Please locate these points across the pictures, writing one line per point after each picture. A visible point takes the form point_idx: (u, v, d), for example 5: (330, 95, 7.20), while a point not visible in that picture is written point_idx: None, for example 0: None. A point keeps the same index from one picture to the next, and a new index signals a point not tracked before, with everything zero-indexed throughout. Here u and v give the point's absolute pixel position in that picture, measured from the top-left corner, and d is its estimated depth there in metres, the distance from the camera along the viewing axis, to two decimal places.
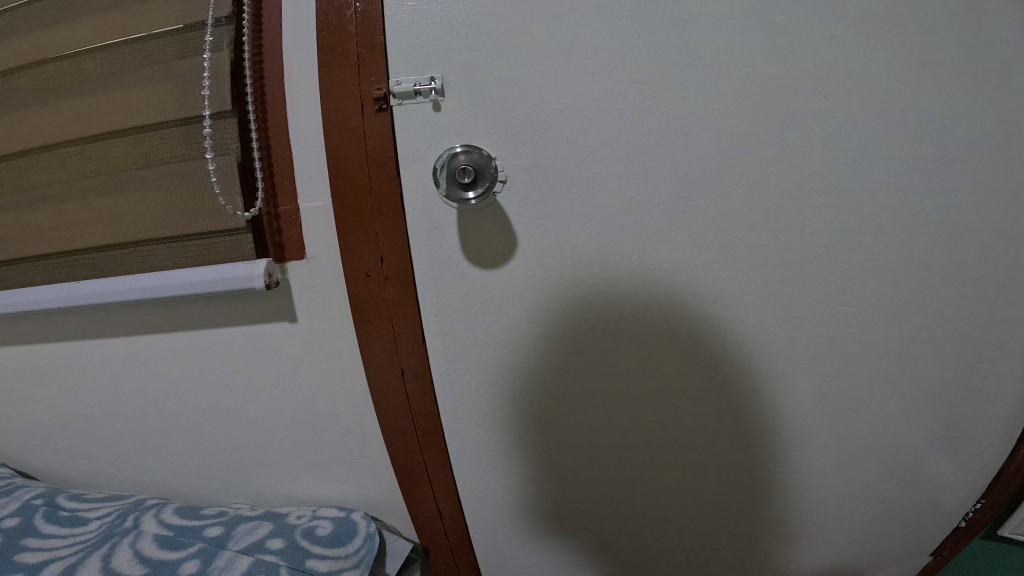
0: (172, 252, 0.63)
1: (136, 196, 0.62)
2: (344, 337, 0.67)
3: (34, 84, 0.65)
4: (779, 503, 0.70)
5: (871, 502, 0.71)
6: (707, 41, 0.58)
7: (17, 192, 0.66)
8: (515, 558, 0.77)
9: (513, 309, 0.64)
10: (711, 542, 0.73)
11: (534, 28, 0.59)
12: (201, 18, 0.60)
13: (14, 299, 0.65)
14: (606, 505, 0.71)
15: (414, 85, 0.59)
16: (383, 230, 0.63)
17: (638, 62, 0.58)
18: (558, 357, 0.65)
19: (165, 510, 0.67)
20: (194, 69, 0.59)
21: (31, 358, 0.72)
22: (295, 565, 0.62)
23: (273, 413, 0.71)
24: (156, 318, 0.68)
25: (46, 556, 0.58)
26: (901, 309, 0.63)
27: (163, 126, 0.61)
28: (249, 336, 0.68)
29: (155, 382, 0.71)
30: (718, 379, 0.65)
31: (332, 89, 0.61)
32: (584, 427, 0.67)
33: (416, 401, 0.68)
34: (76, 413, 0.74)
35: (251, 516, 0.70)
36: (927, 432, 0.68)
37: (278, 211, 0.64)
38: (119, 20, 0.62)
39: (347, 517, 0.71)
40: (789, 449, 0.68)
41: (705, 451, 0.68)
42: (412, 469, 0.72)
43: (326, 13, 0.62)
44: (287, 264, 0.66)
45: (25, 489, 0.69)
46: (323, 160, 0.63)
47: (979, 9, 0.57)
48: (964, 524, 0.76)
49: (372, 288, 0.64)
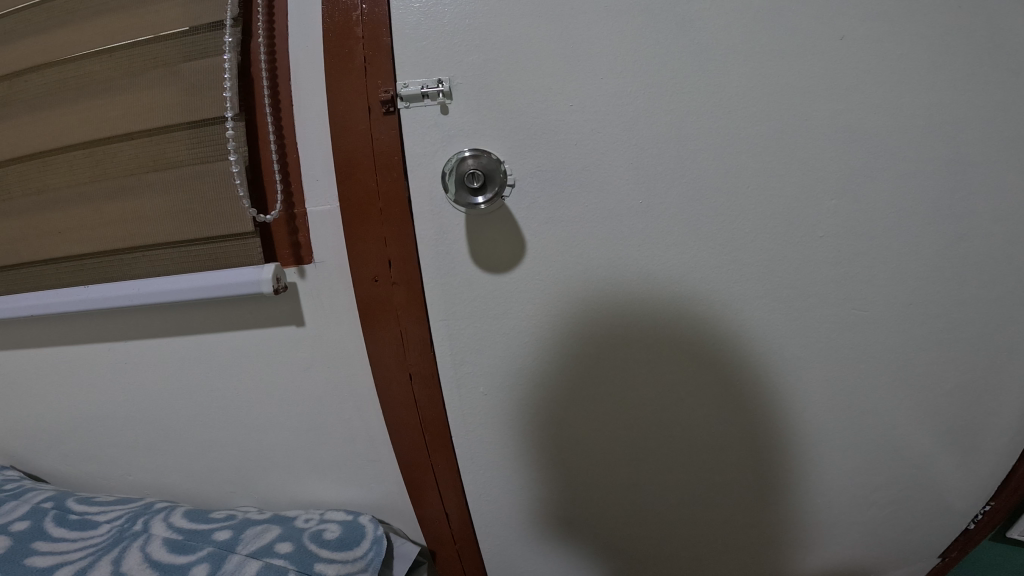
0: (180, 257, 0.63)
1: (144, 201, 0.62)
2: (352, 340, 0.67)
3: (41, 87, 0.65)
4: (789, 508, 0.70)
5: (881, 506, 0.71)
6: (719, 41, 0.57)
7: (24, 196, 0.66)
8: (521, 561, 0.77)
9: (521, 313, 0.63)
10: (720, 546, 0.73)
11: (541, 30, 0.58)
12: (207, 20, 0.59)
13: (23, 304, 0.65)
14: (613, 509, 0.71)
15: (422, 88, 0.58)
16: (391, 233, 0.63)
17: (648, 62, 0.58)
18: (567, 362, 0.65)
19: (175, 514, 0.67)
20: (202, 72, 0.59)
21: (40, 362, 0.72)
22: (303, 568, 0.62)
23: (280, 416, 0.71)
24: (164, 322, 0.68)
25: (56, 560, 0.58)
26: (914, 312, 0.62)
27: (170, 130, 0.60)
28: (257, 340, 0.68)
29: (162, 385, 0.71)
30: (729, 383, 0.64)
31: (339, 91, 0.61)
32: (593, 432, 0.67)
33: (424, 404, 0.68)
34: (84, 416, 0.74)
35: (259, 520, 0.70)
36: (938, 436, 0.67)
37: (287, 214, 0.64)
38: (126, 21, 0.62)
39: (354, 521, 0.72)
40: (799, 454, 0.67)
41: (714, 455, 0.67)
42: (419, 473, 0.72)
43: (332, 15, 0.61)
44: (295, 267, 0.65)
45: (35, 493, 0.69)
46: (330, 163, 0.63)
47: (994, 7, 0.56)
48: (973, 527, 0.76)
49: (380, 291, 0.64)
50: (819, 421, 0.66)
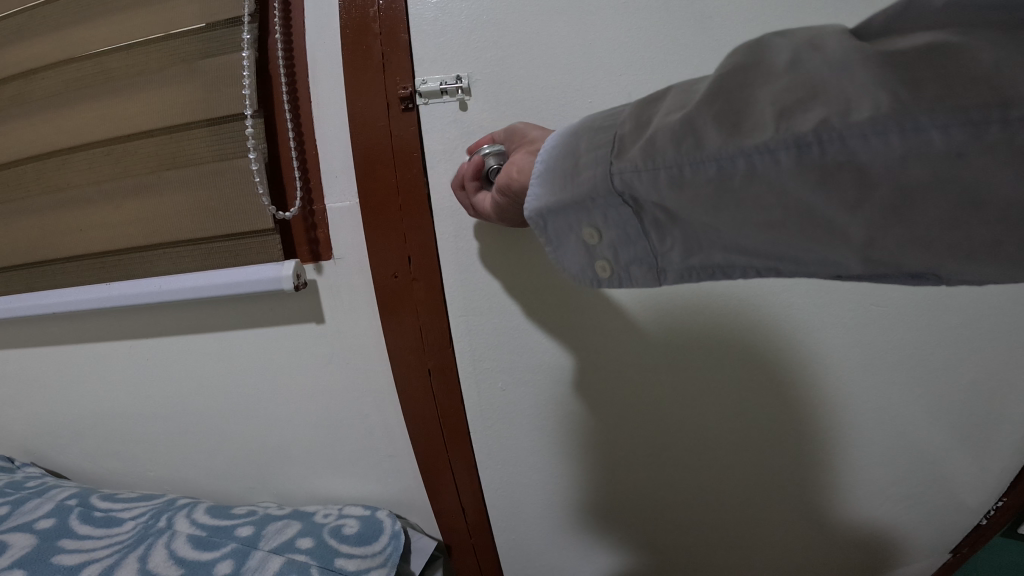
0: (203, 254, 0.63)
1: (166, 198, 0.62)
2: (371, 337, 0.67)
3: (61, 85, 0.65)
4: (804, 503, 0.71)
5: (896, 499, 0.71)
6: (743, 36, 0.57)
7: (44, 194, 0.66)
8: (538, 555, 0.78)
9: (538, 309, 0.64)
10: (734, 541, 0.74)
11: (561, 27, 0.58)
12: (223, 16, 0.59)
13: (45, 301, 0.65)
14: (625, 499, 0.72)
15: (440, 85, 0.58)
16: (410, 230, 0.63)
17: (671, 59, 0.57)
18: (583, 358, 0.65)
19: (197, 510, 0.68)
20: (222, 69, 0.59)
21: (62, 359, 0.73)
22: (325, 564, 0.63)
23: (299, 412, 0.72)
24: (184, 319, 0.68)
25: (84, 556, 0.58)
26: (934, 309, 0.62)
27: (192, 127, 0.60)
28: (276, 336, 0.68)
29: (182, 381, 0.71)
30: (743, 380, 0.65)
31: (358, 88, 0.61)
32: (608, 427, 0.68)
33: (443, 400, 0.68)
34: (105, 412, 0.74)
35: (280, 516, 0.71)
36: (953, 431, 0.68)
37: (311, 210, 0.64)
38: (144, 16, 0.61)
39: (372, 516, 0.72)
40: (814, 448, 0.68)
41: (729, 447, 0.69)
42: (437, 468, 0.72)
43: (349, 10, 0.60)
44: (322, 264, 0.65)
45: (58, 490, 0.69)
46: (349, 160, 0.63)
47: None
48: (985, 523, 0.74)
49: (399, 287, 0.64)
50: (834, 414, 0.67)
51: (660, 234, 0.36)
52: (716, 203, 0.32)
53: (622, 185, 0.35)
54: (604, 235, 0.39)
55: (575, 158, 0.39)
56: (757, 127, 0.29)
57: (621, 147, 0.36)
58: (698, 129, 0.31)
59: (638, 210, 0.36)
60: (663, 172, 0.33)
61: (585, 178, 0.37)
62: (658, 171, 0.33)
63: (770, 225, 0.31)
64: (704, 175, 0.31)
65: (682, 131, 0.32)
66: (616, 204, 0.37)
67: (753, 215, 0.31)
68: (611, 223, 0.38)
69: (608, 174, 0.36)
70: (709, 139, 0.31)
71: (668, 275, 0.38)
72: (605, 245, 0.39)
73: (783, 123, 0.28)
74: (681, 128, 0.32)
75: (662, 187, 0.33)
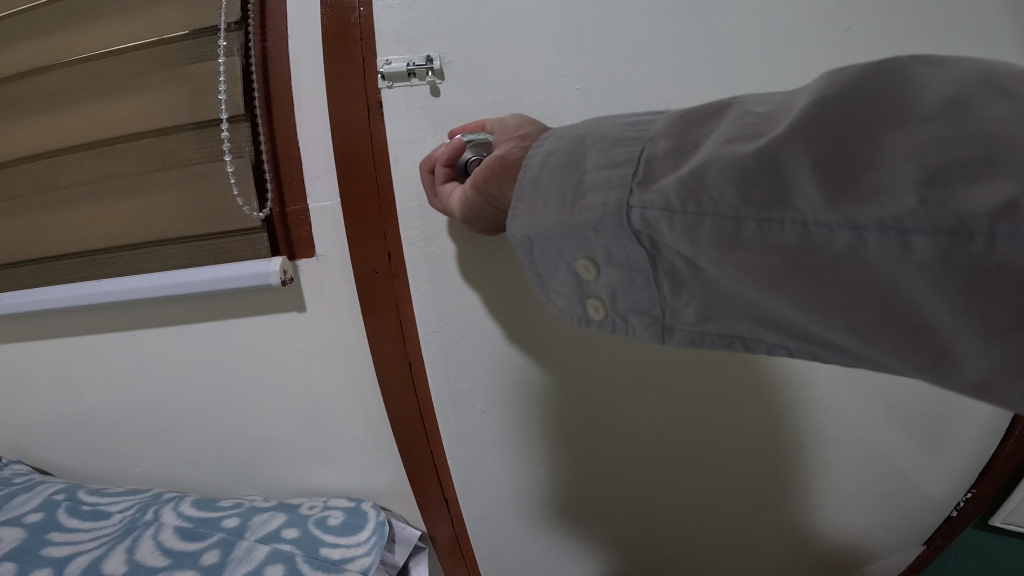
0: (190, 253, 0.65)
1: (154, 198, 0.64)
2: (354, 330, 0.70)
3: (50, 88, 0.66)
4: (776, 492, 0.74)
5: (860, 484, 0.74)
6: (705, 43, 0.61)
7: (33, 194, 0.68)
8: (519, 546, 0.79)
9: (526, 314, 0.66)
10: (710, 531, 0.77)
11: (534, 34, 0.61)
12: (210, 23, 0.61)
13: (36, 298, 0.67)
14: (616, 502, 0.75)
15: (408, 66, 0.61)
16: (390, 228, 0.65)
17: (640, 66, 0.61)
18: (562, 355, 0.68)
19: (184, 503, 0.69)
20: (209, 74, 0.61)
21: (49, 356, 0.74)
22: (310, 553, 0.65)
23: (284, 405, 0.74)
24: (171, 314, 0.70)
25: (71, 549, 0.59)
26: None
27: (181, 131, 0.63)
28: (260, 331, 0.70)
29: (170, 376, 0.73)
30: (715, 372, 0.68)
31: (338, 91, 0.63)
32: (587, 420, 0.71)
33: (423, 391, 0.71)
34: (93, 409, 0.76)
35: (266, 508, 0.72)
36: (911, 417, 0.71)
37: (292, 209, 0.66)
38: (132, 22, 0.63)
39: (356, 508, 0.75)
40: (790, 446, 0.72)
41: (708, 446, 0.72)
42: (419, 459, 0.75)
43: (331, 18, 0.63)
44: (298, 262, 0.67)
45: (46, 485, 0.70)
46: (330, 160, 0.65)
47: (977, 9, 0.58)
48: (954, 514, 0.78)
49: (380, 283, 0.67)
50: (810, 413, 0.70)
51: (676, 287, 0.31)
52: (773, 278, 0.26)
53: (642, 224, 0.29)
54: (602, 273, 0.33)
55: (579, 174, 0.33)
56: (894, 191, 0.22)
57: (648, 174, 0.29)
58: (779, 178, 0.25)
59: (655, 257, 0.31)
60: (707, 216, 0.27)
61: (590, 207, 0.31)
62: (702, 218, 0.27)
63: (829, 310, 0.25)
64: (779, 239, 0.25)
65: (758, 169, 0.25)
66: (627, 241, 0.30)
67: (822, 295, 0.25)
68: (614, 262, 0.32)
69: (623, 205, 0.30)
70: (803, 195, 0.24)
71: (675, 334, 0.33)
72: (602, 283, 0.34)
73: (930, 195, 0.21)
74: (749, 164, 0.26)
75: (701, 234, 0.27)
